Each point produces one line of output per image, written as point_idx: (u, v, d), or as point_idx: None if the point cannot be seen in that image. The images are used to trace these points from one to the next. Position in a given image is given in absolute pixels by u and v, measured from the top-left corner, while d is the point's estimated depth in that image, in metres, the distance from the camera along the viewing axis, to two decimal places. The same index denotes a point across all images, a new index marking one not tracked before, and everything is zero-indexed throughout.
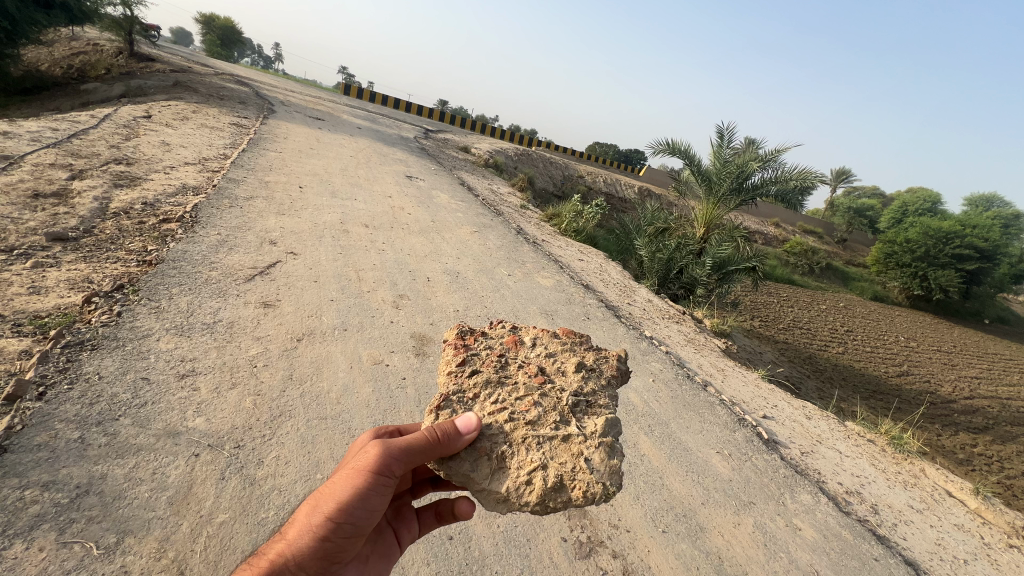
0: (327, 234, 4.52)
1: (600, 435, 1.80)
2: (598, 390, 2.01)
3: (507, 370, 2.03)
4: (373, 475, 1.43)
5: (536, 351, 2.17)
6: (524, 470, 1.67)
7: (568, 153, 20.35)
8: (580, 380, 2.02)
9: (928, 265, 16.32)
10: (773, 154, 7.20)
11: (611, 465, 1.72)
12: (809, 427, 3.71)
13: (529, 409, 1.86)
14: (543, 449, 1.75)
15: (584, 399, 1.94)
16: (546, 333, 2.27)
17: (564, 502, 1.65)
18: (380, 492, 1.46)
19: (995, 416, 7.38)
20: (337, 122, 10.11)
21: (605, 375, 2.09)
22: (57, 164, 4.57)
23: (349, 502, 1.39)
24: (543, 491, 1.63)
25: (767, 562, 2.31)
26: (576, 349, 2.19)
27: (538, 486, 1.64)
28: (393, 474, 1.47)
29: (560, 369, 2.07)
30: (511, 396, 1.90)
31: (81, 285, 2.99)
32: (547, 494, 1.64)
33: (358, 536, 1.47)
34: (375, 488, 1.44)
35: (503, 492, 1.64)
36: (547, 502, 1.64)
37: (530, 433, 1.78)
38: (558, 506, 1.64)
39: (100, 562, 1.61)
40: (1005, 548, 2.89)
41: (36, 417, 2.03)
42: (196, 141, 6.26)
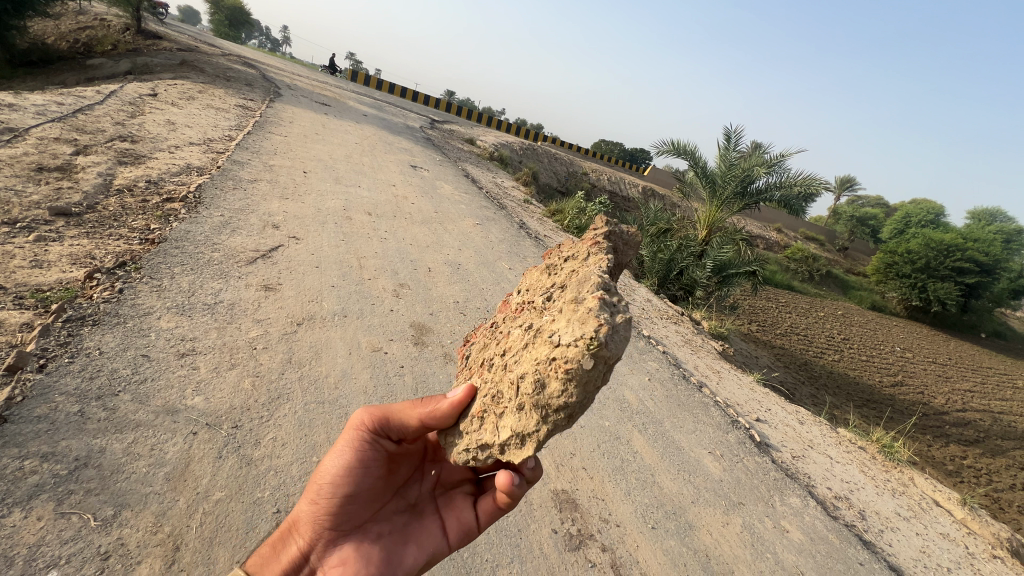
0: (330, 221, 4.52)
1: (568, 304, 1.52)
2: (572, 269, 1.78)
3: (496, 331, 1.97)
4: (352, 433, 1.53)
5: (521, 292, 2.06)
6: (513, 397, 1.43)
7: (574, 149, 20.31)
8: (552, 280, 1.84)
9: (927, 276, 16.37)
10: (779, 159, 7.17)
11: (585, 317, 1.40)
12: (801, 431, 3.74)
13: (509, 343, 1.69)
14: (523, 361, 1.51)
15: (557, 288, 1.73)
16: (525, 274, 2.17)
17: (563, 390, 1.32)
18: (367, 452, 1.54)
19: (986, 429, 7.43)
20: (343, 109, 10.07)
21: (579, 252, 1.87)
22: (63, 139, 4.55)
23: (332, 461, 1.50)
24: (536, 398, 1.36)
25: (754, 562, 2.35)
26: (550, 259, 2.04)
27: (527, 398, 1.38)
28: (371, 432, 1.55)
29: (536, 289, 1.91)
30: (494, 346, 1.80)
31: (83, 261, 2.99)
32: (543, 399, 1.35)
33: (356, 503, 1.49)
34: (358, 447, 1.53)
35: (509, 436, 1.38)
36: (550, 406, 1.34)
37: (510, 359, 1.57)
38: (562, 398, 1.32)
39: (97, 534, 1.64)
40: (988, 558, 2.94)
41: (36, 389, 2.05)
42: (201, 121, 6.24)
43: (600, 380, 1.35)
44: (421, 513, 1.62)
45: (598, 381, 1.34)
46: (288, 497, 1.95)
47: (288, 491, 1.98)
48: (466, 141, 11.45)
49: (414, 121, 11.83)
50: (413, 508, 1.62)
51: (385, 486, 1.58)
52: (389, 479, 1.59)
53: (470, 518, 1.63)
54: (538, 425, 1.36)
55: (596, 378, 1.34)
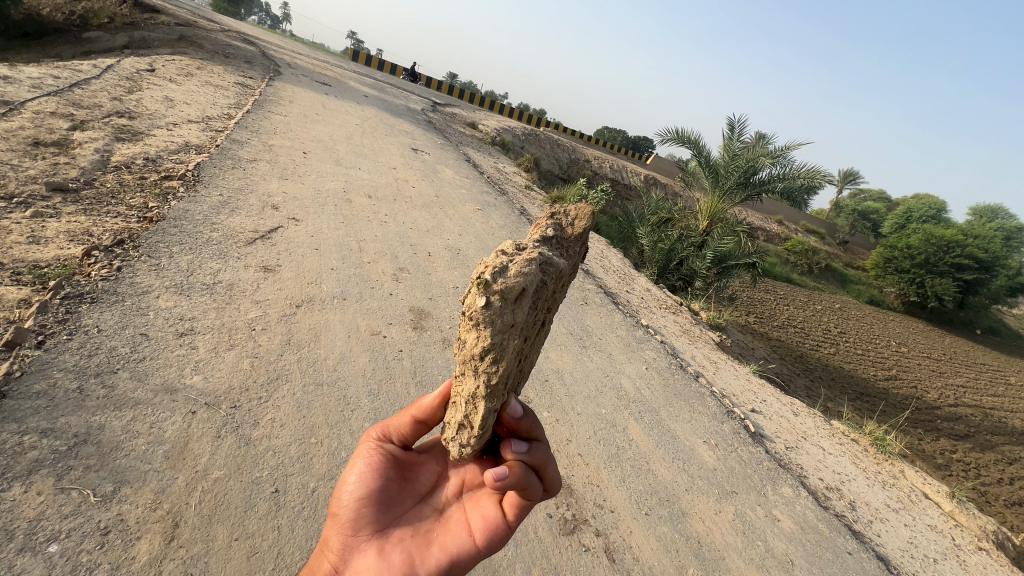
0: (329, 203, 4.48)
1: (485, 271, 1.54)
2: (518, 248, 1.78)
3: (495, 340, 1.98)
4: (360, 443, 1.51)
5: None
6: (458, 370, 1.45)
7: (577, 136, 20.11)
8: None
9: (926, 272, 16.39)
10: (783, 150, 7.14)
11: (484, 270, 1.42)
12: (795, 423, 3.78)
13: None
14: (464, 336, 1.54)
15: None
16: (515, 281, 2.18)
17: (476, 338, 1.33)
18: (376, 460, 1.48)
19: (976, 424, 7.51)
20: (344, 89, 9.93)
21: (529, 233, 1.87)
22: (59, 113, 4.48)
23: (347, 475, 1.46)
24: (464, 356, 1.38)
25: (746, 550, 2.40)
26: None
27: (461, 364, 1.41)
28: (374, 439, 1.52)
29: None
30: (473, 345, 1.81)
31: (81, 238, 2.97)
32: (473, 359, 1.35)
33: (374, 513, 1.41)
34: (366, 455, 1.48)
35: (462, 405, 1.39)
36: (479, 357, 1.33)
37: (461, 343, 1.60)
38: (480, 345, 1.31)
39: (96, 510, 1.65)
40: (974, 550, 3.00)
41: (35, 365, 2.05)
42: (199, 99, 6.15)
43: (508, 315, 1.29)
44: (447, 516, 1.46)
45: (507, 317, 1.29)
46: (287, 477, 1.97)
47: (285, 471, 1.99)
48: (468, 125, 11.31)
49: (416, 103, 11.68)
50: (439, 514, 1.47)
51: (403, 492, 1.47)
52: (408, 486, 1.50)
53: (496, 513, 1.43)
54: (475, 380, 1.34)
55: (505, 315, 1.30)
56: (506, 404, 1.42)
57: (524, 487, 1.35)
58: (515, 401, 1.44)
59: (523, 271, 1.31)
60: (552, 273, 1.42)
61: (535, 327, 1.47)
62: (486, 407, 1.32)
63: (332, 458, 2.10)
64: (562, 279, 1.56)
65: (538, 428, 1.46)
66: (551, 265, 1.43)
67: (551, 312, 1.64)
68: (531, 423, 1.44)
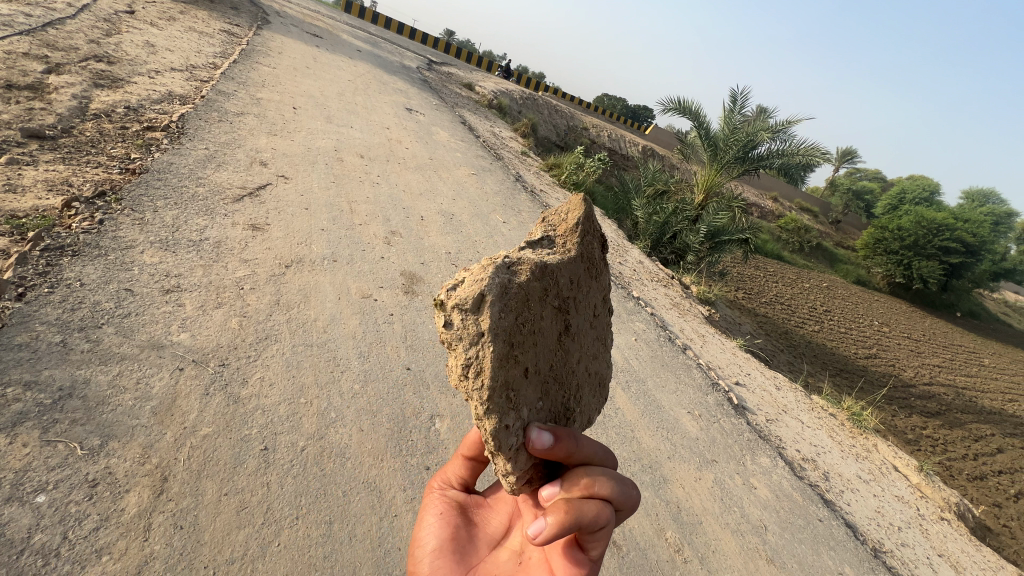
0: (320, 161, 4.36)
1: None
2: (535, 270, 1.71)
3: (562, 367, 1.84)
4: (426, 497, 1.45)
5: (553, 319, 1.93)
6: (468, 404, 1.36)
7: (576, 102, 19.61)
8: None
9: (914, 254, 16.58)
10: (784, 125, 7.03)
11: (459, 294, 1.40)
12: (777, 396, 3.87)
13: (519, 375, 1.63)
14: None
15: None
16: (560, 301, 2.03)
17: (453, 359, 1.29)
18: (441, 507, 1.41)
19: (948, 403, 7.78)
20: (335, 42, 9.49)
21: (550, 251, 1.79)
22: (33, 54, 4.23)
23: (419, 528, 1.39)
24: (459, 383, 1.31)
25: (721, 515, 2.50)
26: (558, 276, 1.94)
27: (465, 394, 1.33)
28: (436, 488, 1.47)
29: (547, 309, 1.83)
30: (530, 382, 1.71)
31: (60, 188, 2.86)
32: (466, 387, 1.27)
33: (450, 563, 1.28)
34: (432, 505, 1.42)
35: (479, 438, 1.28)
36: (466, 377, 1.25)
37: None
38: (459, 362, 1.25)
39: (84, 462, 1.65)
40: (936, 519, 3.16)
41: (15, 317, 2.01)
42: (183, 46, 5.85)
43: (473, 323, 1.24)
44: (525, 560, 1.28)
45: (473, 327, 1.23)
46: (276, 435, 1.98)
47: (273, 429, 2.00)
48: (465, 86, 10.93)
49: (411, 61, 11.23)
50: (518, 557, 1.30)
51: (474, 538, 1.36)
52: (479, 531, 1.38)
53: (572, 548, 1.24)
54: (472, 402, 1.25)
55: (472, 326, 1.24)
56: (529, 436, 1.22)
57: (582, 516, 1.16)
58: (541, 429, 1.24)
59: (479, 278, 1.26)
60: (526, 269, 1.31)
61: (537, 330, 1.32)
62: (487, 424, 1.21)
63: (322, 418, 2.12)
64: (559, 274, 1.43)
65: (583, 445, 1.28)
66: (523, 264, 1.33)
67: (571, 312, 1.48)
68: (569, 444, 1.26)
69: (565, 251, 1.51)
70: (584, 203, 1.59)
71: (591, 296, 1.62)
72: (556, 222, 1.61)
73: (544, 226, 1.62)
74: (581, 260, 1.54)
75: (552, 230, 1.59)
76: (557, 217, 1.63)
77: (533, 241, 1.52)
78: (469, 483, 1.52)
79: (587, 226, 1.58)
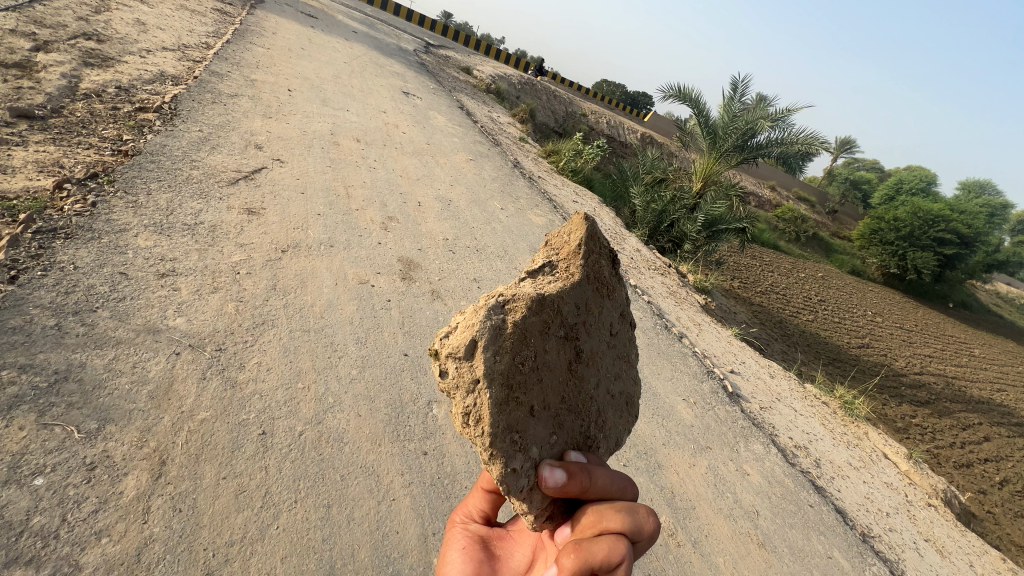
0: (316, 145, 4.30)
1: None
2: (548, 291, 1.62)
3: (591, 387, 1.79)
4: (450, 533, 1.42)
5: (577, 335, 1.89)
6: None
7: (575, 87, 19.39)
8: None
9: (909, 245, 16.67)
10: (784, 113, 6.98)
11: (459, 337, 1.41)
12: (771, 384, 3.91)
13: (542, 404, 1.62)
14: None
15: None
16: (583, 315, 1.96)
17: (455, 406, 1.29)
18: (462, 541, 1.38)
19: (938, 392, 7.90)
20: (331, 22, 9.31)
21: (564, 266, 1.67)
22: (20, 31, 4.13)
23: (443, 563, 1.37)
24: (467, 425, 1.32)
25: (715, 501, 2.54)
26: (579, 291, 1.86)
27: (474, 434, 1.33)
28: (457, 523, 1.45)
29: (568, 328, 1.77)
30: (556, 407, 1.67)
31: (51, 169, 2.82)
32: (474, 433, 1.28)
33: None
34: (454, 539, 1.39)
35: None
36: (468, 423, 1.26)
37: None
38: (459, 410, 1.26)
39: (81, 446, 1.65)
40: (923, 505, 3.23)
41: (8, 300, 1.99)
42: (175, 25, 5.72)
43: (467, 371, 1.24)
44: None
45: (468, 375, 1.24)
46: (274, 420, 1.99)
47: (271, 414, 2.00)
48: (462, 69, 10.77)
49: (408, 43, 11.05)
50: None
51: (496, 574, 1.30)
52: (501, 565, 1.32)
53: None
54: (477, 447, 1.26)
55: (466, 373, 1.25)
56: (542, 473, 1.17)
57: (593, 559, 1.08)
58: (552, 466, 1.18)
59: (470, 323, 1.26)
60: (521, 305, 1.26)
61: (540, 366, 1.29)
62: (493, 468, 1.21)
63: (320, 404, 2.12)
64: (562, 302, 1.34)
65: (597, 478, 1.19)
66: (517, 299, 1.28)
67: (581, 339, 1.40)
68: (582, 478, 1.19)
69: (569, 275, 1.42)
70: (586, 220, 1.48)
71: (607, 317, 1.51)
72: (560, 244, 1.49)
73: (548, 250, 1.52)
74: (590, 282, 1.42)
75: (555, 254, 1.48)
76: (561, 238, 1.52)
77: (534, 269, 1.43)
78: (490, 516, 1.48)
79: (593, 244, 1.46)
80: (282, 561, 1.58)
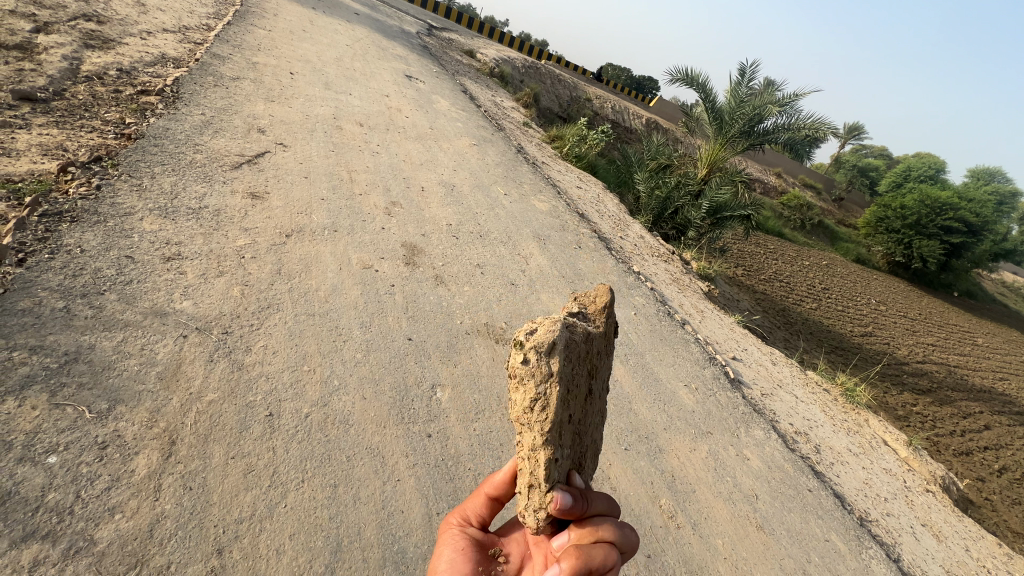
0: (319, 129, 4.28)
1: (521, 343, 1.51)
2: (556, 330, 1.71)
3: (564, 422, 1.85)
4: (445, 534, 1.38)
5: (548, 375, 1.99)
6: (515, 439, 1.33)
7: (579, 71, 19.11)
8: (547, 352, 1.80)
9: (915, 233, 16.54)
10: (792, 99, 6.91)
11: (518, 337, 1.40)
12: (772, 371, 3.94)
13: None
14: None
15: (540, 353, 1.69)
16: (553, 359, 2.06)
17: (520, 393, 1.30)
18: (460, 544, 1.34)
19: (940, 380, 7.91)
20: (332, 4, 9.16)
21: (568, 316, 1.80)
22: (19, 12, 4.08)
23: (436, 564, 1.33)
24: (515, 414, 1.31)
25: (714, 484, 2.57)
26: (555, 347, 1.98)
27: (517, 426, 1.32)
28: (454, 525, 1.39)
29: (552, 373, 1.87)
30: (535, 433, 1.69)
31: (55, 152, 2.82)
32: (526, 425, 1.27)
33: None
34: (451, 540, 1.35)
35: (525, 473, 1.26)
36: (528, 410, 1.27)
37: None
38: (528, 396, 1.26)
39: (93, 425, 1.68)
40: (921, 491, 3.26)
41: (17, 282, 2.01)
42: (175, 6, 5.65)
43: (542, 364, 1.26)
44: None
45: (546, 368, 1.26)
46: (281, 402, 2.02)
47: (278, 397, 2.03)
48: (466, 52, 10.62)
49: (410, 25, 10.87)
50: None
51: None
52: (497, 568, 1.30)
53: None
54: (529, 434, 1.27)
55: (543, 366, 1.26)
56: (554, 495, 1.19)
57: (591, 562, 1.17)
58: (564, 490, 1.22)
59: (554, 324, 1.29)
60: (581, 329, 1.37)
61: (579, 385, 1.37)
62: (543, 457, 1.22)
63: (325, 386, 2.15)
64: (597, 342, 1.48)
65: (592, 501, 1.27)
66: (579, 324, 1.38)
67: (597, 377, 1.52)
68: (581, 501, 1.24)
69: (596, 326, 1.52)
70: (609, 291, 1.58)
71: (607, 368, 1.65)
72: (586, 301, 1.60)
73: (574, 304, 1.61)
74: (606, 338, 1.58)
75: (583, 307, 1.57)
76: (586, 298, 1.61)
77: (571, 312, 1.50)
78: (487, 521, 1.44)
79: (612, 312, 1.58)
80: (290, 538, 1.62)
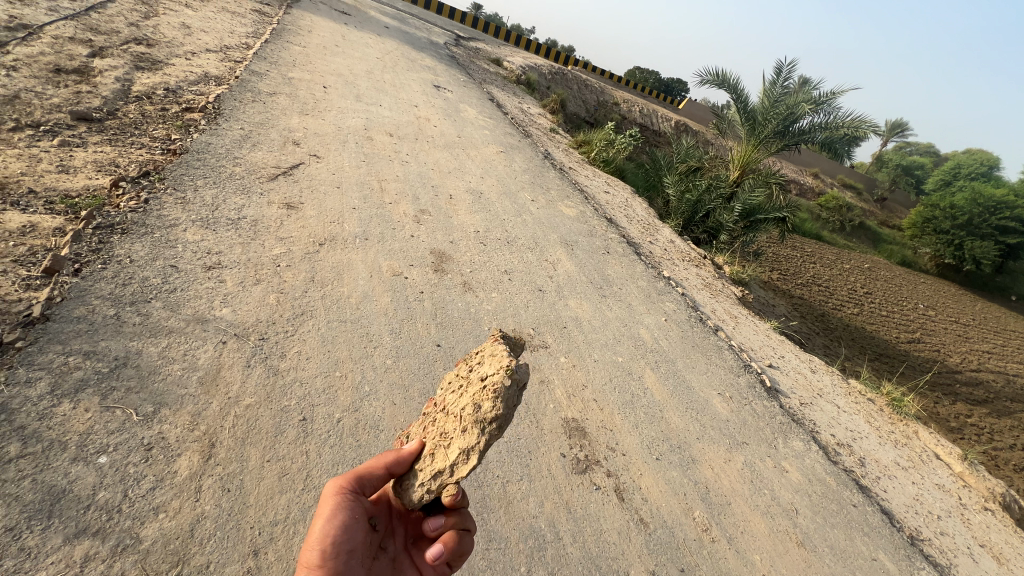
0: (350, 140, 4.39)
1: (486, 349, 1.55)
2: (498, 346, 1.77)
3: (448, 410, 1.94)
4: (336, 495, 1.27)
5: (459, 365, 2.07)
6: (450, 434, 1.39)
7: (607, 76, 18.98)
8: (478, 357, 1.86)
9: (967, 234, 15.63)
10: (828, 97, 6.66)
11: (497, 354, 1.46)
12: (811, 379, 3.77)
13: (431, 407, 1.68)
14: (451, 400, 1.49)
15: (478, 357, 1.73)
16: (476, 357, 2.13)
17: (488, 402, 1.35)
18: (354, 511, 1.27)
19: (998, 390, 7.40)
20: (364, 19, 9.43)
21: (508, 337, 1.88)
22: (78, 38, 4.36)
23: (315, 524, 1.22)
24: (467, 415, 1.37)
25: (751, 497, 2.48)
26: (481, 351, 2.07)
27: (460, 423, 1.38)
28: (348, 489, 1.30)
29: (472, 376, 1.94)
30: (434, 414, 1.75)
31: (107, 169, 3.00)
32: (469, 431, 1.35)
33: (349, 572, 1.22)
34: (343, 503, 1.27)
35: (440, 466, 1.34)
36: (479, 423, 1.35)
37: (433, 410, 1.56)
38: (485, 412, 1.34)
39: (139, 427, 1.77)
40: (979, 509, 3.05)
41: (73, 291, 2.13)
42: (217, 27, 5.94)
43: (517, 395, 1.36)
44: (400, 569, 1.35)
45: (512, 398, 1.36)
46: (313, 407, 2.06)
47: (311, 401, 2.08)
48: (493, 61, 10.72)
49: (438, 37, 11.07)
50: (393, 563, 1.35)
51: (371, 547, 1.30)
52: (373, 539, 1.31)
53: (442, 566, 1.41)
54: (471, 435, 1.35)
55: (510, 395, 1.36)
56: (453, 492, 1.32)
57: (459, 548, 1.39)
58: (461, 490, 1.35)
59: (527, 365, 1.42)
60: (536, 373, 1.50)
61: None
62: (474, 459, 1.30)
63: (356, 392, 2.19)
64: None
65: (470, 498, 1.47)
66: None
67: None
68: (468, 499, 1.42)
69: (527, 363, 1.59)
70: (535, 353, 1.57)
71: None
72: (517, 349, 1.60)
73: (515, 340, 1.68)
74: None
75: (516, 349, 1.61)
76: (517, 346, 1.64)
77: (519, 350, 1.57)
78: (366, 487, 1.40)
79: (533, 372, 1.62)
80: None
